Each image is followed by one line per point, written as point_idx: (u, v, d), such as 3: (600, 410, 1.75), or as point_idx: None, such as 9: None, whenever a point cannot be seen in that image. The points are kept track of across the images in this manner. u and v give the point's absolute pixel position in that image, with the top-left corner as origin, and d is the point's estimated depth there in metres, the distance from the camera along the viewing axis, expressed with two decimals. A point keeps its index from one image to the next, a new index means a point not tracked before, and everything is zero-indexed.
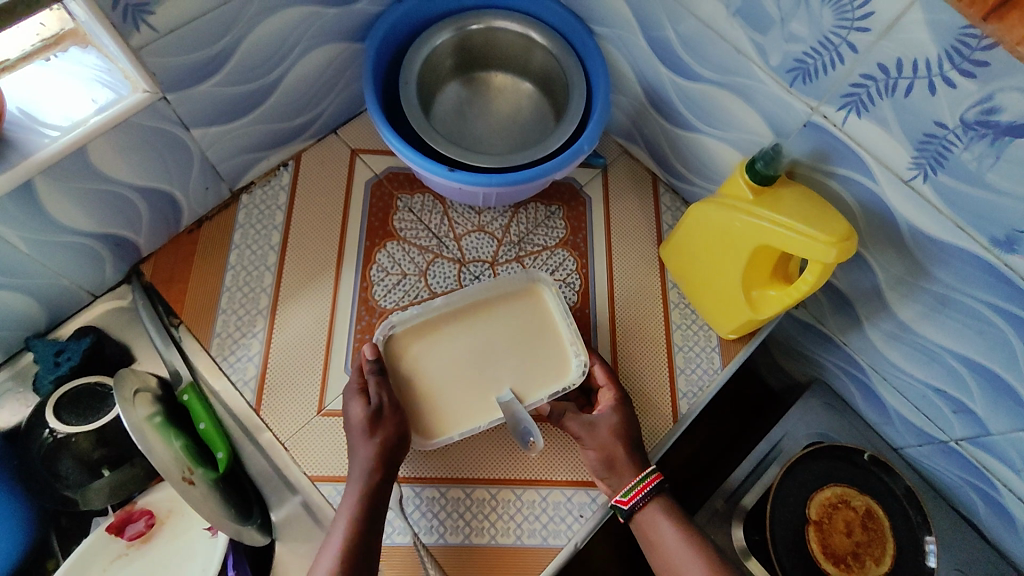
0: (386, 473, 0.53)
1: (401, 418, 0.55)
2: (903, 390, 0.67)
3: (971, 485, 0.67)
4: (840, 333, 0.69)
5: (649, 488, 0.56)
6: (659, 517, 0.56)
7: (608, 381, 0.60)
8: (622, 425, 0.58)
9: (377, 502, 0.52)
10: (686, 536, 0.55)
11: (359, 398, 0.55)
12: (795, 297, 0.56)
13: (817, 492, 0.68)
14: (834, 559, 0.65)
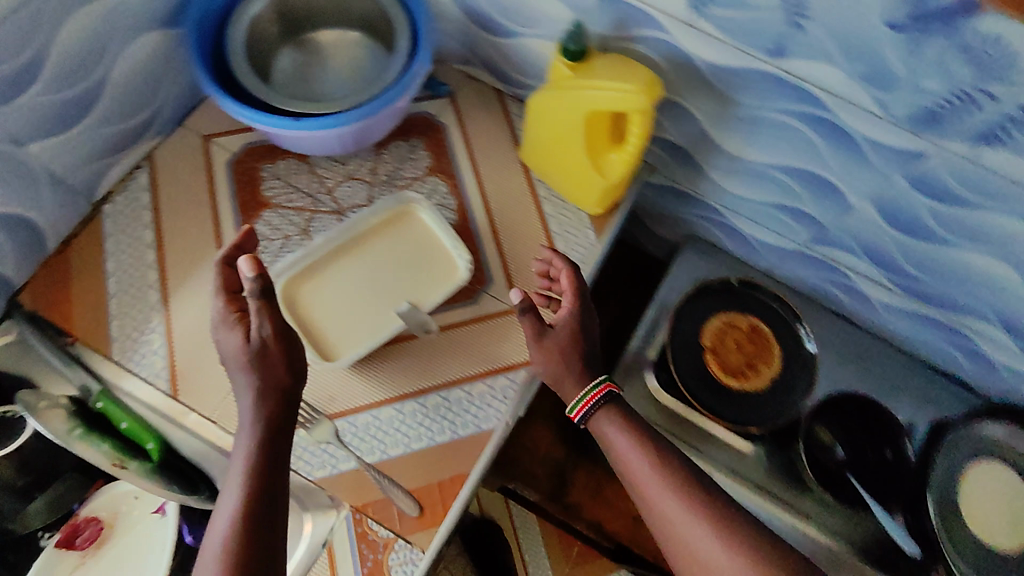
0: (277, 404, 0.53)
1: (285, 342, 0.55)
2: (754, 216, 0.76)
3: (828, 279, 0.79)
4: (692, 184, 0.77)
5: (598, 397, 0.58)
6: (607, 421, 0.58)
7: (568, 299, 0.62)
8: (572, 341, 0.61)
9: (276, 437, 0.52)
10: (635, 442, 0.57)
11: (238, 333, 0.54)
12: (633, 151, 0.64)
13: (707, 324, 0.77)
14: (733, 373, 0.75)
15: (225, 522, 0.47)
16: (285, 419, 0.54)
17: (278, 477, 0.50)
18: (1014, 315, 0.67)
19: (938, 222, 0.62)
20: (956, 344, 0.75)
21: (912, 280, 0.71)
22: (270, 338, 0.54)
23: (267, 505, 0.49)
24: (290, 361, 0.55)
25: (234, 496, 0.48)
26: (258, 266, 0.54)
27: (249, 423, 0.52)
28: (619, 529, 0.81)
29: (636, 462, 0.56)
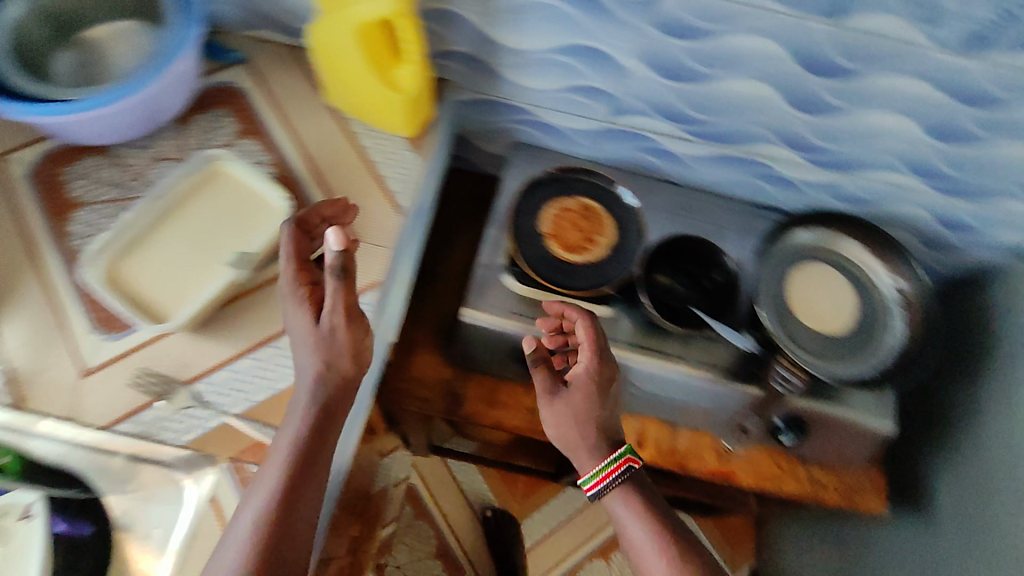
0: (333, 395, 0.59)
1: (352, 325, 0.59)
2: (556, 106, 0.83)
3: (638, 148, 0.87)
4: (494, 90, 0.82)
5: (613, 475, 0.66)
6: (628, 500, 0.66)
7: (587, 357, 0.69)
8: (582, 415, 0.67)
9: (323, 425, 0.58)
10: (649, 531, 0.64)
11: (306, 316, 0.59)
12: (411, 54, 0.67)
13: (542, 214, 0.82)
14: (575, 250, 0.81)
15: (268, 484, 0.56)
16: (336, 415, 0.59)
17: (314, 464, 0.57)
18: (785, 126, 0.78)
19: (697, 61, 0.71)
20: (756, 172, 0.87)
21: (700, 124, 0.80)
22: (337, 330, 0.58)
23: (294, 490, 0.55)
24: (355, 351, 0.60)
25: (276, 467, 0.56)
26: (345, 244, 0.58)
27: (306, 402, 0.58)
28: (518, 424, 0.85)
29: (646, 544, 0.64)
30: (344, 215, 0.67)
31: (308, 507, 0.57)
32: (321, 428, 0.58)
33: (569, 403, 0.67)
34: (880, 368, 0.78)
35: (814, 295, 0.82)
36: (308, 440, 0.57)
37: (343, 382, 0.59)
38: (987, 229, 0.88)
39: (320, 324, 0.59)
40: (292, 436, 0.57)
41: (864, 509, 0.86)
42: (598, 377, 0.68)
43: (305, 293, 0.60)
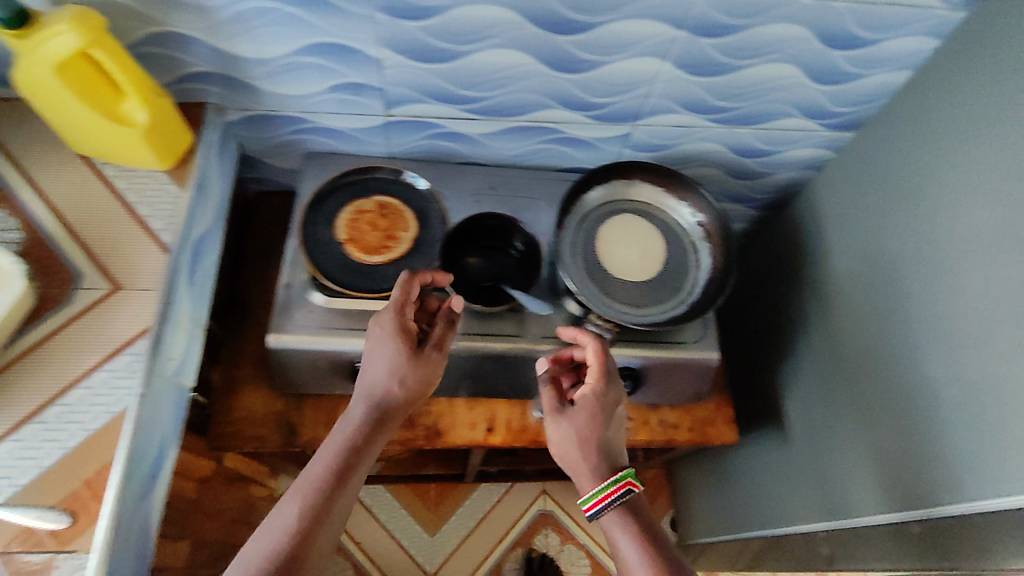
0: (381, 414, 0.65)
1: (431, 367, 0.68)
2: (330, 109, 0.80)
3: (429, 137, 0.85)
4: (260, 104, 0.79)
5: (614, 495, 0.64)
6: (616, 521, 0.63)
7: (596, 377, 0.69)
8: (586, 429, 0.67)
9: (363, 449, 0.63)
10: (642, 546, 0.61)
11: (395, 342, 0.66)
12: (132, 84, 0.64)
13: (337, 221, 0.78)
14: (377, 250, 0.77)
15: (307, 480, 0.59)
16: (363, 455, 0.63)
17: (334, 493, 0.59)
18: (554, 88, 0.77)
19: (438, 39, 0.68)
20: (548, 138, 0.87)
21: (473, 100, 0.78)
22: (430, 357, 0.68)
23: (307, 524, 0.56)
24: (423, 385, 0.68)
25: (324, 461, 0.60)
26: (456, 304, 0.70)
27: (355, 417, 0.64)
28: None
29: (632, 563, 0.60)
30: (439, 286, 0.74)
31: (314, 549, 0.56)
32: (352, 458, 0.62)
33: (588, 419, 0.67)
34: (691, 304, 0.80)
35: (621, 247, 0.83)
36: (333, 467, 0.60)
37: (380, 411, 0.65)
38: (779, 150, 0.91)
39: (425, 351, 0.68)
40: (336, 445, 0.62)
41: (720, 442, 0.88)
42: (606, 393, 0.68)
43: (398, 324, 0.66)
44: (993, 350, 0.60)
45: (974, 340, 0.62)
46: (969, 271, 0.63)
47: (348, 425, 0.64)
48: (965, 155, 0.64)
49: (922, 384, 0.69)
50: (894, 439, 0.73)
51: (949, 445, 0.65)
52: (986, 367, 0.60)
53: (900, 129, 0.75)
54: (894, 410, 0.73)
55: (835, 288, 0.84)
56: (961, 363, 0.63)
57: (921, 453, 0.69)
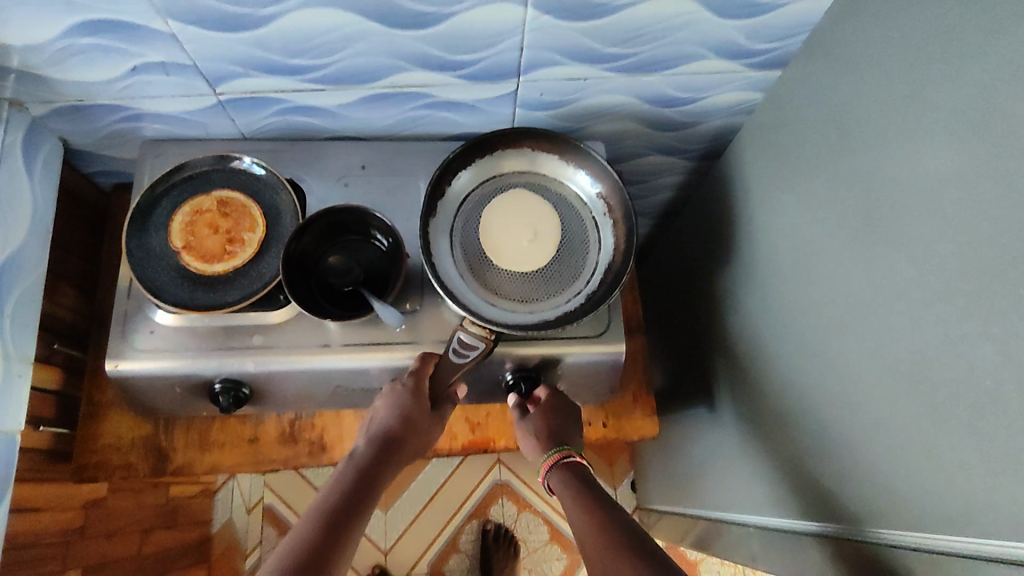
0: (379, 454, 0.63)
1: (434, 421, 0.67)
2: (148, 93, 0.68)
3: (279, 114, 0.73)
4: (64, 95, 0.67)
5: (552, 462, 0.65)
6: (560, 485, 0.64)
7: (546, 391, 0.72)
8: (544, 426, 0.69)
9: (364, 484, 0.60)
10: (580, 504, 0.60)
11: (409, 389, 0.65)
12: None
13: (171, 225, 0.68)
14: (218, 257, 0.68)
15: (310, 513, 0.55)
16: (364, 489, 0.59)
17: (349, 515, 0.55)
18: (402, 48, 0.63)
19: (232, 2, 0.55)
20: (422, 106, 0.74)
21: (310, 70, 0.65)
22: (434, 416, 0.67)
23: (328, 536, 0.52)
24: (423, 439, 0.67)
25: (329, 496, 0.57)
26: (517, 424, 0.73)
27: (351, 462, 0.62)
28: (238, 462, 0.76)
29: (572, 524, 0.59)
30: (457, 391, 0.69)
31: (334, 564, 0.51)
32: (362, 488, 0.59)
33: (549, 419, 0.69)
34: (588, 295, 0.69)
35: (510, 230, 0.71)
36: (345, 493, 0.57)
37: (384, 443, 0.64)
38: (701, 97, 0.77)
39: (437, 408, 0.67)
40: (334, 482, 0.59)
41: (638, 436, 0.80)
42: (554, 398, 0.71)
43: (415, 383, 0.66)
44: (910, 353, 0.50)
45: (893, 340, 0.52)
46: (891, 256, 0.52)
47: (353, 461, 0.62)
48: (895, 110, 0.53)
49: (841, 384, 0.59)
50: (815, 440, 0.64)
51: (866, 459, 0.56)
52: (904, 373, 0.51)
53: (830, 71, 0.62)
54: (815, 409, 0.64)
55: (762, 260, 0.74)
56: (879, 366, 0.54)
57: (838, 461, 0.60)
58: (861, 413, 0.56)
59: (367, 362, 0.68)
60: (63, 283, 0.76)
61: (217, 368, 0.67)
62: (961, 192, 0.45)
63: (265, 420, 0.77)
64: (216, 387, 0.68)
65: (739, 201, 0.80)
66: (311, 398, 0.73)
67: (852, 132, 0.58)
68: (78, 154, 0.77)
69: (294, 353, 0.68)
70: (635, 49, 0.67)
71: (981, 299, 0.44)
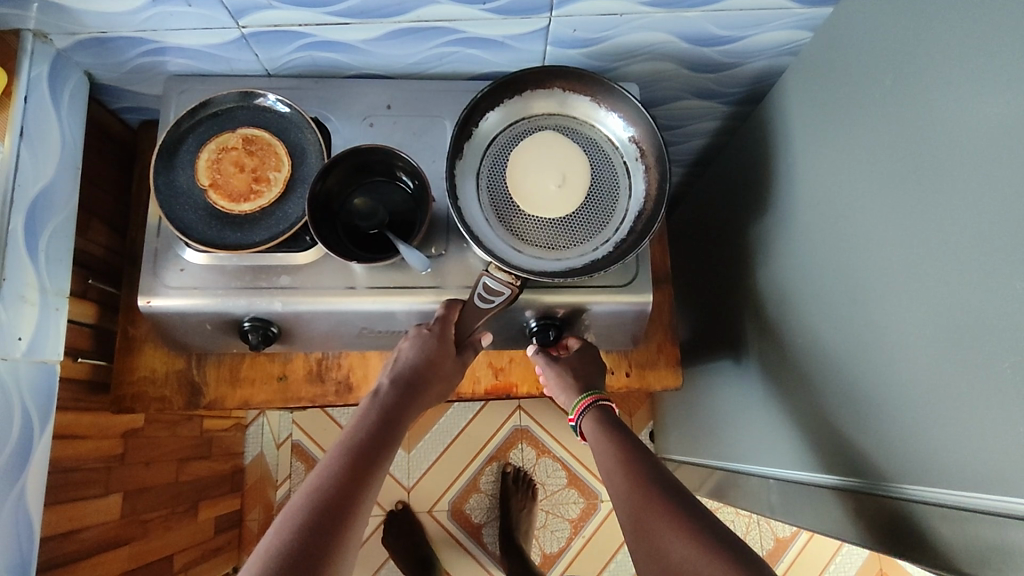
0: (403, 396, 0.64)
1: (456, 366, 0.68)
2: (170, 26, 0.66)
3: (303, 50, 0.71)
4: (86, 27, 0.66)
5: (587, 404, 0.67)
6: (592, 428, 0.64)
7: (575, 342, 0.74)
8: (577, 368, 0.70)
9: (389, 424, 0.61)
10: (611, 446, 0.60)
11: (431, 335, 0.66)
12: None
13: (197, 163, 0.68)
14: (244, 196, 0.67)
15: (336, 449, 0.56)
16: (389, 428, 0.60)
17: (375, 453, 0.56)
18: None
19: None
20: (450, 42, 0.71)
21: (333, 1, 0.63)
22: (456, 362, 0.68)
23: (356, 472, 0.53)
24: (446, 383, 0.68)
25: (353, 434, 0.58)
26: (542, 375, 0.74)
27: (374, 401, 0.63)
28: (268, 399, 0.78)
29: (603, 462, 0.60)
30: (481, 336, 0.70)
31: (364, 496, 0.52)
32: (387, 426, 0.60)
33: (576, 362, 0.71)
34: (617, 244, 0.68)
35: (537, 174, 0.69)
36: (370, 432, 0.58)
37: (406, 384, 0.64)
38: (743, 36, 0.73)
39: (460, 354, 0.68)
40: (358, 421, 0.60)
41: (661, 386, 0.80)
42: (585, 347, 0.73)
43: (439, 329, 0.66)
44: (947, 311, 0.48)
45: (929, 294, 0.50)
46: (931, 209, 0.50)
47: (376, 399, 0.63)
48: (951, 50, 0.49)
49: (870, 340, 0.58)
50: (839, 396, 0.63)
51: (890, 416, 0.55)
52: (939, 331, 0.49)
53: (885, 6, 0.57)
54: (841, 364, 0.63)
55: (799, 211, 0.71)
56: (911, 322, 0.52)
57: (863, 417, 0.59)
58: (888, 369, 0.55)
59: (392, 305, 0.69)
60: (95, 220, 0.78)
61: (247, 306, 0.68)
62: (1016, 140, 0.42)
63: (293, 359, 0.78)
64: (245, 325, 0.70)
65: (777, 149, 0.76)
66: (338, 338, 0.74)
67: (904, 73, 0.54)
68: (104, 90, 0.77)
69: (321, 295, 0.68)
70: None
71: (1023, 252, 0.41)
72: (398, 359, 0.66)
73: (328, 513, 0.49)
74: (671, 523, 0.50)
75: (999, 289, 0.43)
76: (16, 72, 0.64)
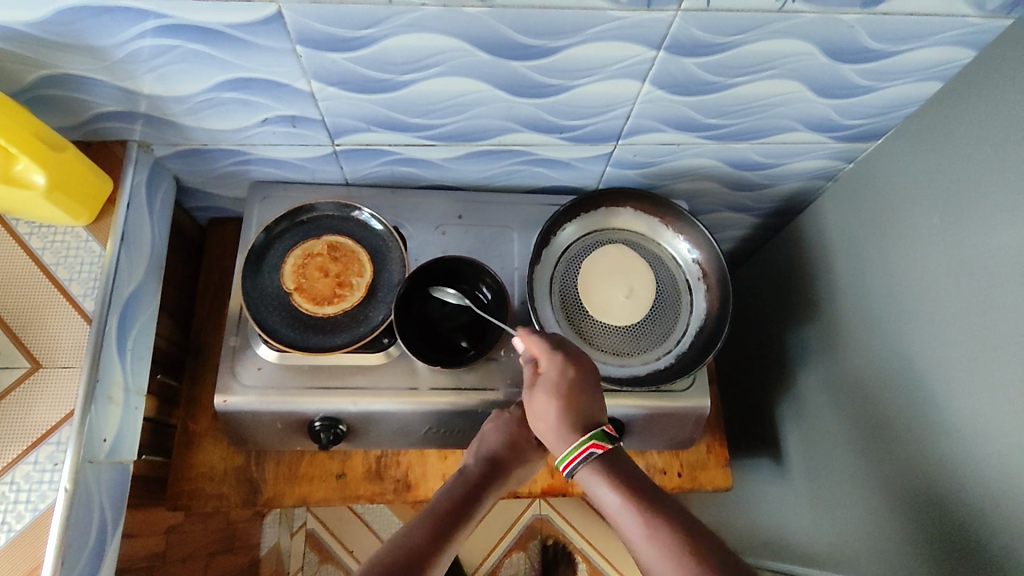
0: (491, 467, 0.63)
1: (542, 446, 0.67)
2: (269, 142, 0.71)
3: (387, 164, 0.76)
4: (189, 139, 0.70)
5: (581, 456, 0.55)
6: (603, 484, 0.54)
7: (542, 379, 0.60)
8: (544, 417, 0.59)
9: (476, 494, 0.60)
10: (621, 492, 0.53)
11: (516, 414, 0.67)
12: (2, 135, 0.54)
13: (283, 266, 0.71)
14: (327, 300, 0.71)
15: (424, 510, 0.57)
16: (474, 496, 0.60)
17: (460, 518, 0.57)
18: (520, 113, 0.67)
19: (376, 69, 0.59)
20: (523, 161, 0.77)
21: (429, 127, 0.68)
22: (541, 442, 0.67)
23: (439, 534, 0.54)
24: (529, 467, 0.67)
25: (440, 500, 0.58)
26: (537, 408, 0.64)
27: (460, 470, 0.63)
28: (325, 496, 0.78)
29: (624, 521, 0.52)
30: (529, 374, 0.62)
31: (444, 557, 0.53)
32: (467, 499, 0.59)
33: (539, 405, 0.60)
34: (677, 356, 0.73)
35: (607, 284, 0.74)
36: (456, 498, 0.59)
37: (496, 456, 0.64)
38: (786, 163, 0.81)
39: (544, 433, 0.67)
40: (446, 488, 0.61)
41: (712, 487, 0.82)
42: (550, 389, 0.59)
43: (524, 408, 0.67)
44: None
45: (1004, 415, 0.54)
46: (1001, 341, 0.55)
47: (465, 469, 0.63)
48: (1004, 202, 0.56)
49: (944, 454, 0.61)
50: (912, 505, 0.66)
51: (968, 529, 0.58)
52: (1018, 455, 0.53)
53: (929, 153, 0.65)
54: (912, 476, 0.66)
55: (850, 324, 0.76)
56: (987, 442, 0.56)
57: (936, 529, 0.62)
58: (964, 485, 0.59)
59: (464, 407, 0.71)
60: (164, 313, 0.79)
61: (321, 409, 0.70)
62: None
63: (353, 456, 0.79)
64: (316, 425, 0.71)
65: (818, 263, 0.83)
66: (403, 438, 0.76)
67: (955, 213, 0.61)
68: (186, 191, 0.80)
69: (393, 396, 0.70)
70: (733, 121, 0.70)
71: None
72: (482, 435, 0.66)
73: (407, 564, 0.50)
74: (615, 486, 0.54)
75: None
76: (122, 180, 0.67)
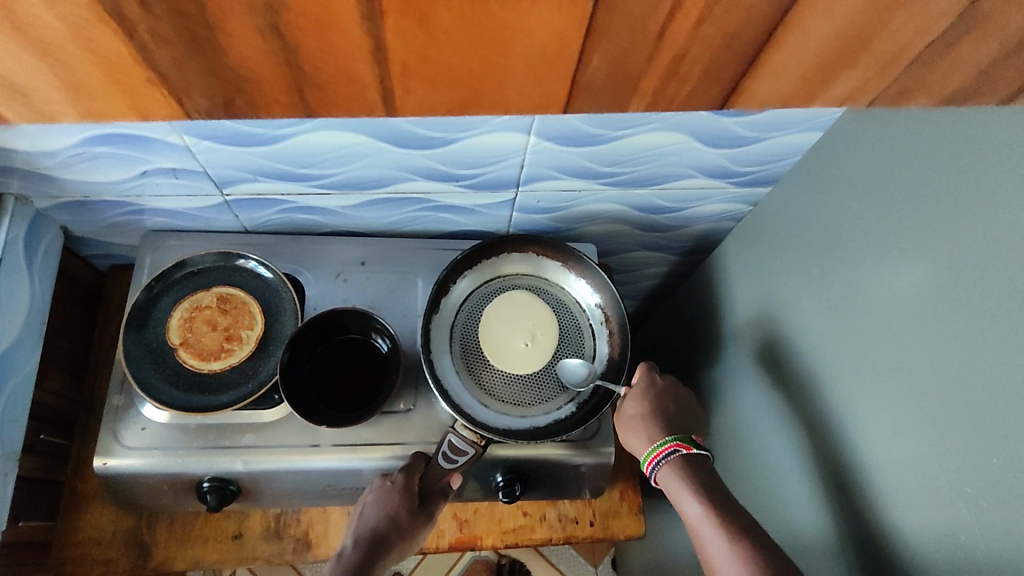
0: (366, 557, 0.63)
1: (424, 518, 0.66)
2: (156, 193, 0.69)
3: (284, 212, 0.75)
4: (71, 192, 0.67)
5: (664, 454, 0.64)
6: (677, 483, 0.62)
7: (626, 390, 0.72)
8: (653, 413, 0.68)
9: None
10: (699, 495, 0.59)
11: (385, 497, 0.65)
12: None
13: (170, 321, 0.69)
14: (215, 355, 0.68)
15: None
16: None
17: None
18: (409, 163, 0.66)
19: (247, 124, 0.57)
20: (424, 208, 0.76)
21: (317, 177, 0.67)
22: (417, 519, 0.65)
23: None
24: (409, 543, 0.66)
25: None
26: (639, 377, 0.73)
27: (335, 561, 0.63)
28: (222, 557, 0.74)
29: (696, 517, 0.58)
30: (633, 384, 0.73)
31: None
32: None
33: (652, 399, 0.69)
34: (579, 405, 0.71)
35: (509, 331, 0.73)
36: None
37: (370, 543, 0.64)
38: (691, 206, 0.81)
39: (424, 505, 0.66)
40: None
41: (624, 535, 0.81)
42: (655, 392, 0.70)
43: (394, 484, 0.66)
44: (898, 491, 0.51)
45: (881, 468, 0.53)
46: (874, 392, 0.54)
47: (339, 561, 0.63)
48: (871, 252, 0.55)
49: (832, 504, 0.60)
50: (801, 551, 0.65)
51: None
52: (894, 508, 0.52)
53: (810, 199, 0.65)
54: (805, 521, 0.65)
55: (750, 367, 0.76)
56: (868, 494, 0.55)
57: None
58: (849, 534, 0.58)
59: (359, 463, 0.68)
60: (54, 367, 0.75)
61: (209, 470, 0.67)
62: (938, 350, 0.48)
63: (250, 516, 0.76)
64: (204, 485, 0.67)
65: (725, 304, 0.83)
66: (299, 496, 0.73)
67: (832, 263, 0.61)
68: (78, 240, 0.77)
69: (286, 454, 0.67)
70: (629, 169, 0.70)
71: (969, 441, 0.45)
72: (356, 516, 0.66)
73: None
74: (697, 489, 0.60)
75: (955, 471, 0.46)
76: None
